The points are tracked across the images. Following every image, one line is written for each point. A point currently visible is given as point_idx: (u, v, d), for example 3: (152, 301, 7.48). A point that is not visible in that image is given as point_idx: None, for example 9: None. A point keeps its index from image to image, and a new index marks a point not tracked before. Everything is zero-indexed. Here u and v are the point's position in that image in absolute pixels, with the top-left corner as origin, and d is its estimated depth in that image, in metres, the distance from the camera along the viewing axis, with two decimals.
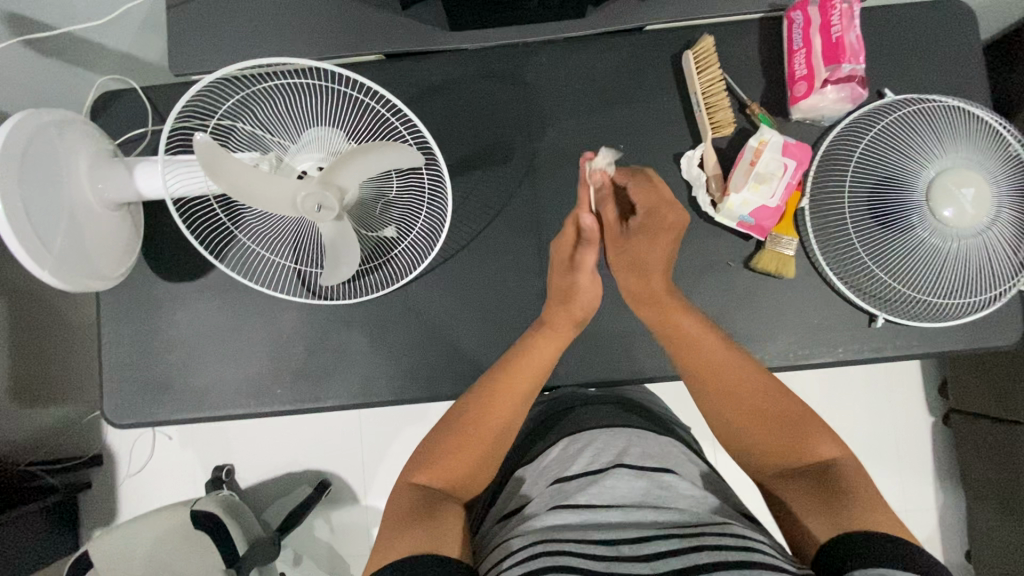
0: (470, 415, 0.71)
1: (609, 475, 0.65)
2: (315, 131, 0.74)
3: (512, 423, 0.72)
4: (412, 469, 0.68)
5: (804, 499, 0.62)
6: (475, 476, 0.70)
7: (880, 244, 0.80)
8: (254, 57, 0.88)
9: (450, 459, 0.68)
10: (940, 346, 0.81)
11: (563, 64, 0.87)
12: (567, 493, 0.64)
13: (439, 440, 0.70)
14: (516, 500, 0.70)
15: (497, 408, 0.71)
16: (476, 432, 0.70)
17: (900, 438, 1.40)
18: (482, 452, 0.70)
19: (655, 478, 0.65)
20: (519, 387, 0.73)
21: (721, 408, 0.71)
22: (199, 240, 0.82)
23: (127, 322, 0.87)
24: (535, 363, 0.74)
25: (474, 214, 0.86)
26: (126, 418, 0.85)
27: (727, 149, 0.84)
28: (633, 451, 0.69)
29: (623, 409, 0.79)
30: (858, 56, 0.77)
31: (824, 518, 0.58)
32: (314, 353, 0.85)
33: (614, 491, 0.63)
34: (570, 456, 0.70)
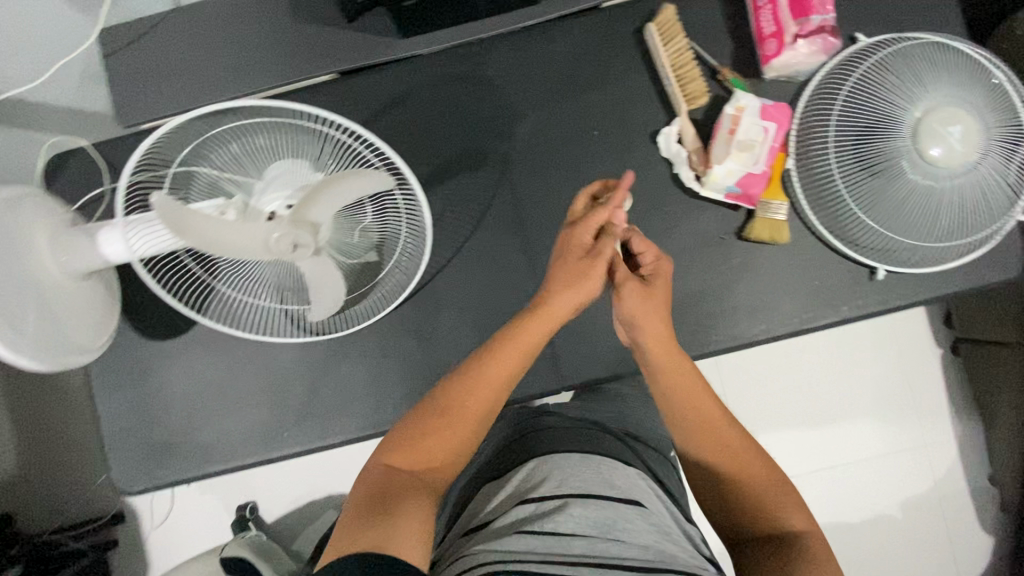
0: (450, 394, 0.67)
1: (577, 500, 0.62)
2: (278, 168, 0.71)
3: (492, 405, 0.68)
4: (383, 450, 0.66)
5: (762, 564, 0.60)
6: (448, 462, 0.66)
7: (871, 194, 0.76)
8: (202, 95, 0.84)
9: (423, 441, 0.65)
10: (942, 290, 0.80)
11: (524, 56, 0.84)
12: (527, 520, 0.61)
13: (413, 420, 0.66)
14: (479, 517, 0.68)
15: (477, 387, 0.67)
16: (454, 414, 0.66)
17: (911, 374, 1.40)
18: (456, 435, 0.66)
19: (619, 507, 0.62)
20: (506, 366, 0.67)
21: (697, 443, 0.68)
22: (179, 297, 0.79)
23: (120, 388, 0.84)
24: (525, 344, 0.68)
25: (455, 224, 0.84)
26: (134, 485, 0.83)
27: (704, 120, 0.82)
28: (601, 478, 0.66)
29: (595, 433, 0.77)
30: (826, 6, 0.75)
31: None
32: (316, 390, 0.83)
33: (579, 519, 0.60)
34: (538, 481, 0.68)
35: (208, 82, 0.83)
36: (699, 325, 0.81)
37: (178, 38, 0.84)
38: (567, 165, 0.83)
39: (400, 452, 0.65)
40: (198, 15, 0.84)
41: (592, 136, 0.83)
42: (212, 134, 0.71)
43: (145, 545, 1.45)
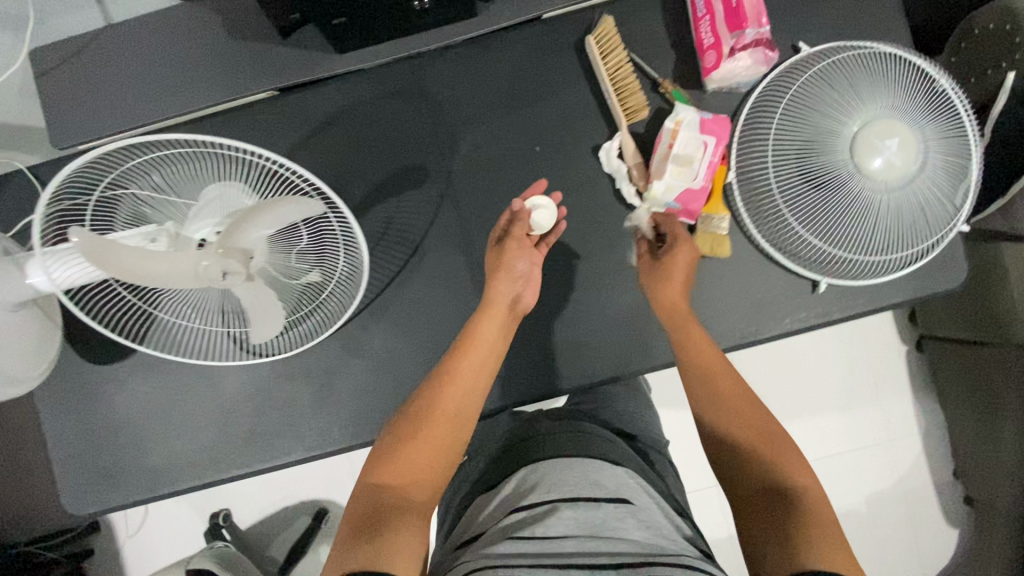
0: (426, 399, 0.68)
1: (568, 503, 0.61)
2: (208, 196, 0.69)
3: (468, 407, 0.69)
4: (368, 470, 0.65)
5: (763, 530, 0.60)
6: (435, 471, 0.65)
7: (813, 209, 0.77)
8: (136, 116, 0.82)
9: (406, 452, 0.65)
10: (883, 300, 0.80)
11: (463, 70, 0.82)
12: (519, 525, 0.60)
13: (395, 432, 0.66)
14: (472, 528, 0.66)
15: (452, 388, 0.69)
16: (433, 419, 0.67)
17: (876, 372, 1.41)
18: (438, 441, 0.66)
19: (611, 507, 0.61)
20: (474, 363, 0.70)
21: (715, 412, 0.71)
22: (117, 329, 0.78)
23: (66, 412, 0.84)
24: (484, 339, 0.72)
25: (398, 242, 0.83)
26: (85, 508, 0.84)
27: (645, 134, 0.81)
28: (591, 479, 0.65)
29: (582, 435, 0.76)
30: (762, 18, 0.73)
31: (783, 554, 0.57)
32: (262, 411, 0.83)
33: (568, 522, 0.59)
34: (528, 487, 0.66)
35: (143, 101, 0.82)
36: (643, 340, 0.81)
37: (110, 57, 0.82)
38: (509, 182, 0.83)
39: (386, 468, 0.64)
40: (130, 34, 0.82)
41: (533, 150, 0.82)
42: (128, 167, 0.69)
43: (121, 553, 1.47)
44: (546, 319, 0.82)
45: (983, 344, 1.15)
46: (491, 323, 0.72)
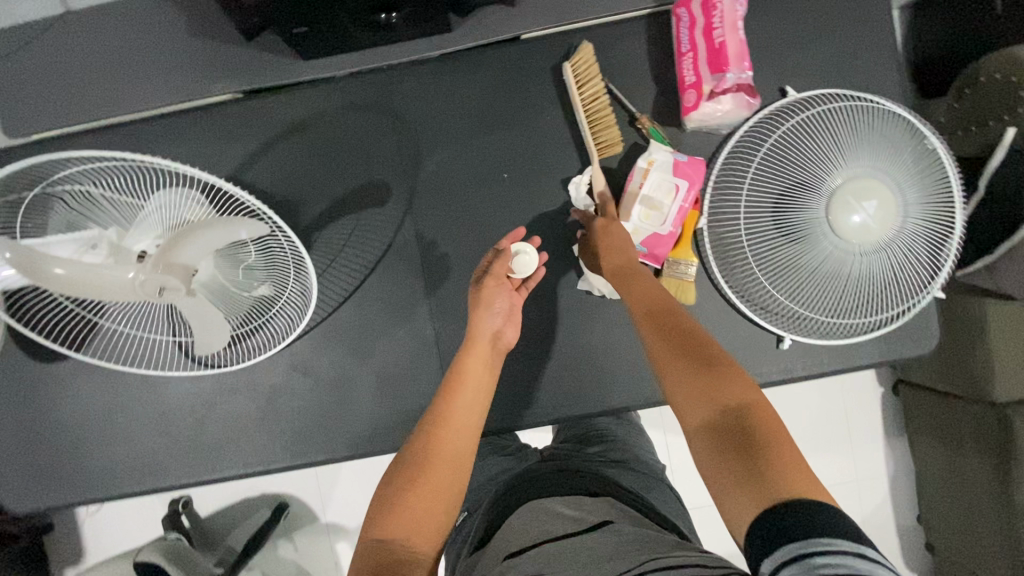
0: (422, 444, 0.63)
1: (557, 539, 0.57)
2: (155, 208, 0.67)
3: (466, 449, 0.64)
4: (367, 529, 0.58)
5: (721, 468, 0.52)
6: (440, 520, 0.59)
7: (783, 264, 0.74)
8: (93, 110, 0.79)
9: (408, 500, 0.59)
10: (849, 361, 0.78)
11: (435, 87, 0.79)
12: (512, 564, 0.55)
13: (391, 483, 0.61)
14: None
15: (448, 429, 0.64)
16: (432, 464, 0.62)
17: None
18: (441, 486, 0.61)
19: (601, 532, 0.57)
20: (468, 403, 0.67)
21: (661, 359, 0.60)
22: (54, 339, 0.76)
23: (7, 408, 0.82)
24: (474, 376, 0.69)
25: (355, 261, 0.80)
26: (22, 505, 0.83)
27: (618, 169, 0.77)
28: (577, 516, 0.61)
29: (565, 475, 0.72)
30: (744, 62, 0.70)
31: (752, 492, 0.49)
32: (205, 423, 0.82)
33: (560, 552, 0.54)
34: (516, 530, 0.61)
35: (100, 95, 0.79)
36: (597, 382, 0.80)
37: (69, 47, 0.79)
38: (474, 207, 0.79)
39: (386, 523, 0.58)
40: (90, 23, 0.79)
41: (501, 177, 0.79)
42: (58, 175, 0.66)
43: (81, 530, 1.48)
44: None
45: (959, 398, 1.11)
46: (477, 360, 0.70)
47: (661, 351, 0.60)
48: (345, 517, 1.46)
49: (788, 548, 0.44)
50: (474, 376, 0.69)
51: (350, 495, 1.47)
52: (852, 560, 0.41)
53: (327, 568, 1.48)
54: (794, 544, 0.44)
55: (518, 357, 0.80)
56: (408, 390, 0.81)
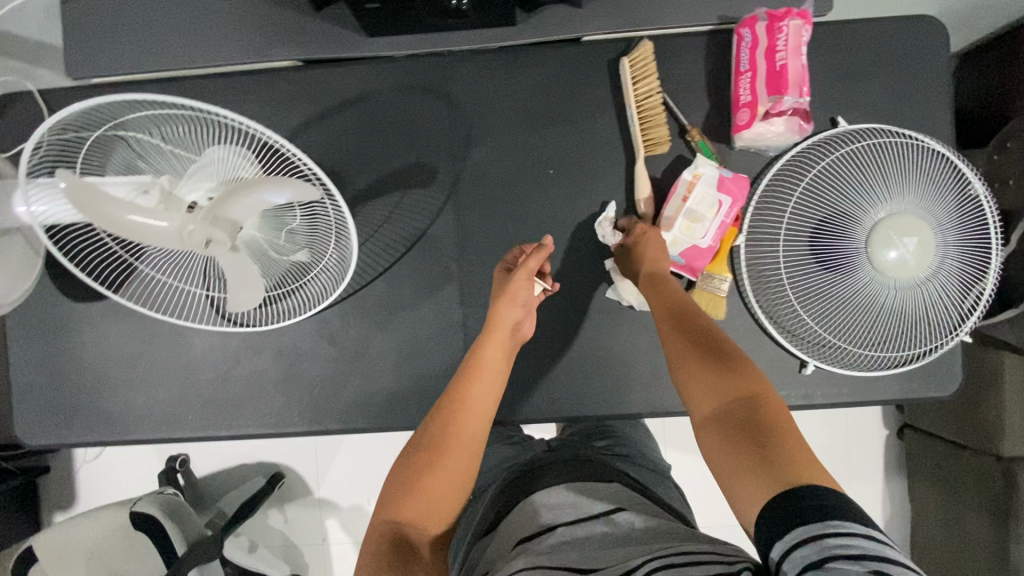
0: (438, 430, 0.66)
1: (570, 525, 0.60)
2: (205, 161, 0.68)
3: (478, 437, 0.67)
4: (383, 506, 0.63)
5: (733, 456, 0.56)
6: (451, 504, 0.64)
7: (813, 289, 0.76)
8: (154, 61, 0.80)
9: (423, 484, 0.63)
10: (869, 395, 0.78)
11: (491, 77, 0.80)
12: (529, 547, 0.58)
13: (407, 465, 0.64)
14: (482, 565, 0.62)
15: (464, 416, 0.66)
16: (448, 447, 0.65)
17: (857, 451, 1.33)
18: (454, 473, 0.64)
19: (609, 519, 0.61)
20: (485, 391, 0.69)
21: (679, 361, 0.64)
22: (96, 276, 0.79)
23: (33, 341, 0.83)
24: (492, 364, 0.70)
25: (392, 239, 0.82)
26: (36, 439, 0.84)
27: (663, 177, 0.79)
28: (586, 502, 0.64)
29: (577, 460, 0.74)
30: (803, 87, 0.71)
31: (762, 480, 0.52)
32: (226, 379, 0.82)
33: (575, 538, 0.58)
34: (530, 513, 0.64)
35: (163, 46, 0.80)
36: (616, 385, 0.81)
37: None
38: (516, 199, 0.81)
39: (401, 504, 0.62)
40: None
41: (545, 173, 0.80)
42: (124, 118, 0.67)
43: (77, 475, 1.49)
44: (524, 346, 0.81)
45: (965, 449, 1.11)
46: (497, 348, 0.71)
47: (679, 353, 0.65)
48: (337, 494, 1.47)
49: (810, 526, 0.47)
50: (491, 365, 0.70)
51: (346, 474, 1.48)
52: (860, 540, 0.44)
53: (312, 543, 1.49)
54: (814, 524, 0.46)
55: (541, 349, 0.81)
56: (429, 372, 0.81)
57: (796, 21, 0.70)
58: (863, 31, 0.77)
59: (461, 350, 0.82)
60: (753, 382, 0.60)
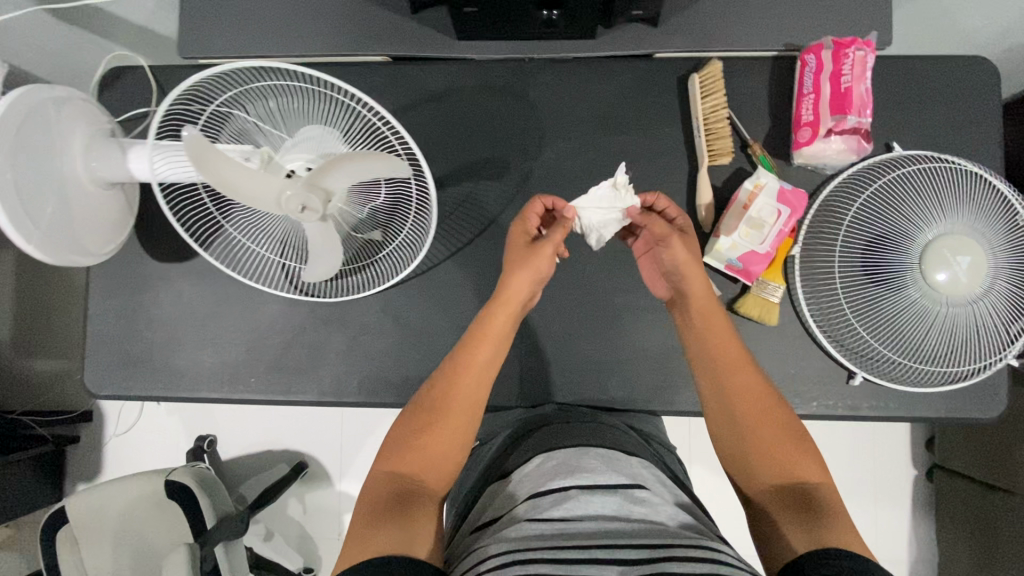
0: (439, 393, 0.71)
1: (584, 491, 0.63)
2: (306, 133, 0.74)
3: (478, 400, 0.72)
4: (385, 457, 0.69)
5: (780, 508, 0.64)
6: (447, 461, 0.70)
7: (867, 302, 0.79)
8: (258, 46, 0.87)
9: (422, 443, 0.69)
10: (915, 411, 0.81)
11: (567, 84, 0.86)
12: (539, 507, 0.62)
13: (408, 425, 0.70)
14: (491, 511, 0.68)
15: (466, 382, 0.72)
16: (451, 409, 0.71)
17: (884, 481, 1.32)
18: (451, 432, 0.70)
19: (628, 494, 0.63)
20: (480, 359, 0.73)
21: (724, 411, 0.71)
22: (187, 230, 0.83)
23: (113, 296, 0.88)
24: (496, 335, 0.74)
25: (461, 226, 0.86)
26: (103, 389, 0.87)
27: (724, 187, 0.83)
28: (607, 471, 0.66)
29: (601, 427, 0.76)
30: (864, 109, 0.76)
31: (805, 533, 0.60)
32: (291, 346, 0.86)
33: (587, 506, 0.61)
34: (544, 473, 0.68)
35: (268, 34, 0.87)
36: (664, 382, 0.84)
37: None
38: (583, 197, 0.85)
39: (403, 458, 0.68)
40: None
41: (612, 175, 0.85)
42: (252, 86, 0.73)
43: (105, 448, 1.50)
44: (579, 336, 0.85)
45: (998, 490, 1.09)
46: (503, 319, 0.74)
47: (723, 404, 0.71)
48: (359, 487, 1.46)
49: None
50: (494, 338, 0.74)
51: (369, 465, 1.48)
52: None
53: (328, 536, 1.47)
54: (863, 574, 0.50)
55: (594, 342, 0.85)
56: None
57: (862, 48, 0.75)
58: (919, 67, 0.82)
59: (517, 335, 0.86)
60: (800, 447, 0.67)
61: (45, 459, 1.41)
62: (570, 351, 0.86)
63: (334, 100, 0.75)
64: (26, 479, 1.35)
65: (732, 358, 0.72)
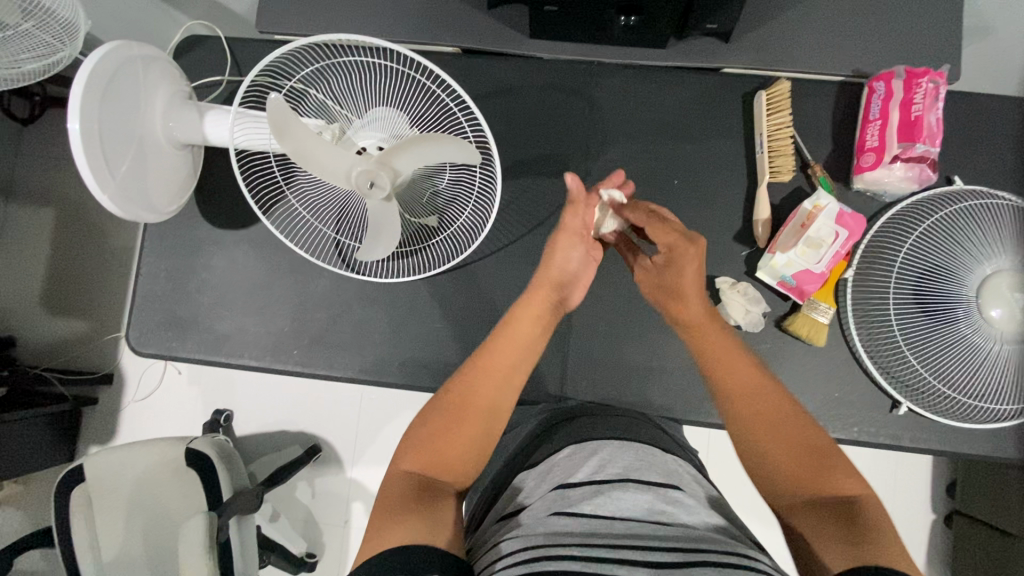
0: (456, 391, 0.66)
1: (616, 486, 0.60)
2: (380, 112, 0.76)
3: (500, 404, 0.66)
4: (401, 455, 0.63)
5: (816, 523, 0.56)
6: (466, 462, 0.63)
7: (920, 333, 0.78)
8: (333, 24, 0.88)
9: (439, 443, 0.62)
10: (959, 447, 0.80)
11: (633, 91, 0.87)
12: (567, 500, 0.59)
13: (425, 425, 0.64)
14: (517, 499, 0.64)
15: (486, 381, 0.66)
16: (467, 412, 0.64)
17: (910, 527, 1.25)
18: (470, 435, 0.63)
19: (662, 492, 0.59)
20: (502, 362, 0.68)
21: (746, 424, 0.63)
22: (252, 195, 0.86)
23: (167, 257, 0.89)
24: (524, 335, 0.70)
25: (516, 218, 0.87)
26: (145, 347, 0.88)
27: (781, 205, 0.84)
28: (641, 467, 0.63)
29: (633, 423, 0.73)
30: (934, 139, 0.76)
31: (846, 549, 0.52)
32: (335, 321, 0.87)
33: (618, 502, 0.58)
34: (576, 463, 0.65)
35: (340, 14, 0.88)
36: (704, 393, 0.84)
37: None
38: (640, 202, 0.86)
39: (422, 456, 0.62)
40: None
41: (670, 183, 0.86)
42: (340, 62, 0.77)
43: (120, 414, 1.41)
44: (623, 339, 0.86)
45: (1012, 537, 1.04)
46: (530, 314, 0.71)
47: (747, 418, 0.63)
48: (370, 475, 1.37)
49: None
50: (521, 338, 0.69)
51: (383, 454, 1.38)
52: None
53: (334, 524, 1.38)
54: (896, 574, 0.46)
55: (639, 347, 0.85)
56: None
57: (935, 79, 0.76)
58: (985, 106, 0.83)
59: (561, 333, 0.86)
60: (838, 459, 0.59)
61: (61, 420, 1.33)
62: (613, 353, 0.86)
63: (416, 83, 0.80)
64: (34, 439, 1.25)
65: (739, 377, 0.65)
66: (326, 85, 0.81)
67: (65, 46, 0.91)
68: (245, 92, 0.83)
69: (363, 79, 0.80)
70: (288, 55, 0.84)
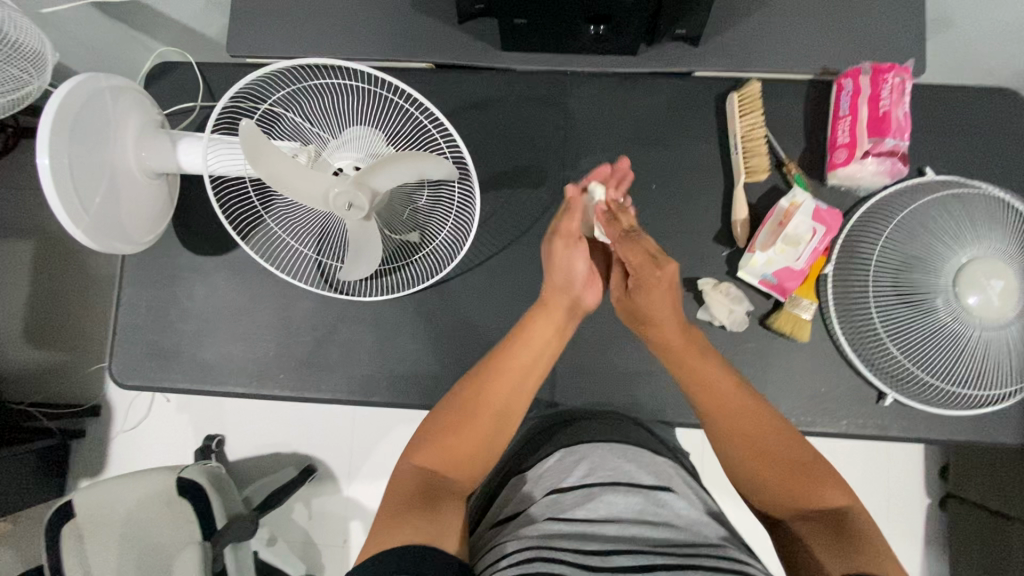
0: (467, 390, 0.67)
1: (608, 489, 0.60)
2: (356, 132, 0.76)
3: (509, 403, 0.68)
4: (413, 454, 0.64)
5: (811, 532, 0.59)
6: (477, 459, 0.65)
7: (901, 324, 0.79)
8: (303, 44, 0.87)
9: (447, 440, 0.64)
10: (945, 433, 0.81)
11: (607, 98, 0.88)
12: (561, 505, 0.59)
13: (435, 421, 0.66)
14: (508, 510, 0.64)
15: (500, 381, 0.68)
16: (480, 411, 0.66)
17: (908, 513, 1.25)
18: (482, 432, 0.65)
19: (652, 496, 0.59)
20: (518, 362, 0.69)
21: (726, 439, 0.66)
22: (229, 220, 0.85)
23: (148, 286, 0.88)
24: (537, 334, 0.71)
25: (497, 230, 0.87)
26: (129, 379, 0.87)
27: (758, 204, 0.85)
28: (631, 469, 0.63)
29: (623, 424, 0.74)
30: (903, 132, 0.78)
31: (838, 557, 0.55)
32: (322, 342, 0.86)
33: (611, 506, 0.58)
34: (568, 467, 0.65)
35: (311, 34, 0.87)
36: None
37: None
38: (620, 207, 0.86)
39: (432, 457, 0.63)
40: None
41: (648, 187, 0.86)
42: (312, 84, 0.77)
43: (110, 445, 1.39)
44: (611, 344, 0.86)
45: (1008, 520, 1.05)
46: (548, 323, 0.72)
47: (724, 430, 0.66)
48: (366, 493, 1.36)
49: None
50: (529, 336, 0.71)
51: (378, 470, 1.37)
52: None
53: (333, 544, 1.37)
54: None
55: (627, 352, 0.86)
56: None
57: (900, 74, 0.78)
58: (952, 97, 0.85)
59: None
60: (823, 472, 0.62)
61: (48, 456, 1.30)
62: (603, 359, 0.86)
63: (390, 101, 0.80)
64: (23, 475, 1.23)
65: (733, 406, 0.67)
66: (300, 108, 0.81)
67: (34, 79, 0.90)
68: (217, 117, 0.82)
69: (336, 101, 0.80)
70: (261, 80, 0.84)
